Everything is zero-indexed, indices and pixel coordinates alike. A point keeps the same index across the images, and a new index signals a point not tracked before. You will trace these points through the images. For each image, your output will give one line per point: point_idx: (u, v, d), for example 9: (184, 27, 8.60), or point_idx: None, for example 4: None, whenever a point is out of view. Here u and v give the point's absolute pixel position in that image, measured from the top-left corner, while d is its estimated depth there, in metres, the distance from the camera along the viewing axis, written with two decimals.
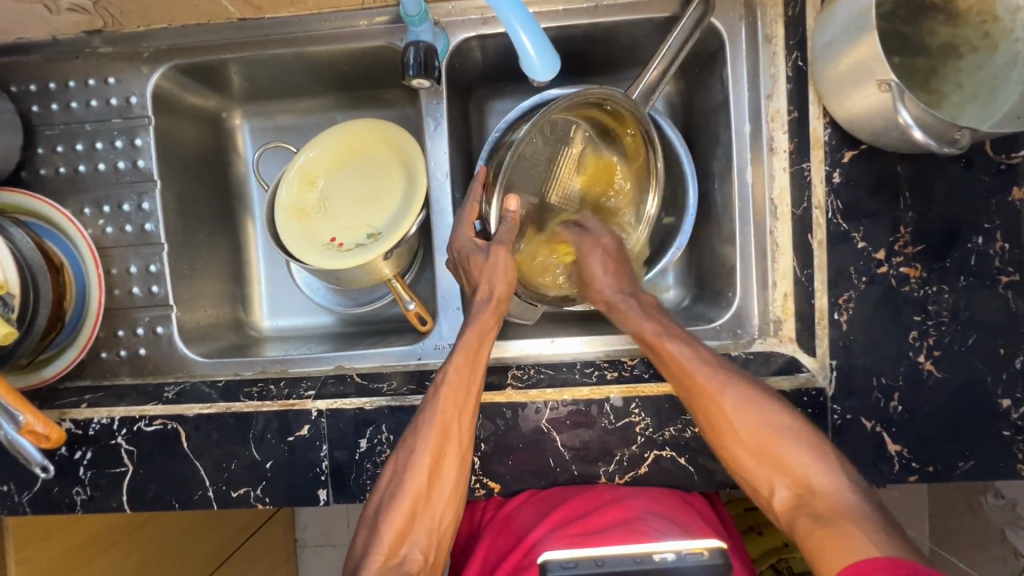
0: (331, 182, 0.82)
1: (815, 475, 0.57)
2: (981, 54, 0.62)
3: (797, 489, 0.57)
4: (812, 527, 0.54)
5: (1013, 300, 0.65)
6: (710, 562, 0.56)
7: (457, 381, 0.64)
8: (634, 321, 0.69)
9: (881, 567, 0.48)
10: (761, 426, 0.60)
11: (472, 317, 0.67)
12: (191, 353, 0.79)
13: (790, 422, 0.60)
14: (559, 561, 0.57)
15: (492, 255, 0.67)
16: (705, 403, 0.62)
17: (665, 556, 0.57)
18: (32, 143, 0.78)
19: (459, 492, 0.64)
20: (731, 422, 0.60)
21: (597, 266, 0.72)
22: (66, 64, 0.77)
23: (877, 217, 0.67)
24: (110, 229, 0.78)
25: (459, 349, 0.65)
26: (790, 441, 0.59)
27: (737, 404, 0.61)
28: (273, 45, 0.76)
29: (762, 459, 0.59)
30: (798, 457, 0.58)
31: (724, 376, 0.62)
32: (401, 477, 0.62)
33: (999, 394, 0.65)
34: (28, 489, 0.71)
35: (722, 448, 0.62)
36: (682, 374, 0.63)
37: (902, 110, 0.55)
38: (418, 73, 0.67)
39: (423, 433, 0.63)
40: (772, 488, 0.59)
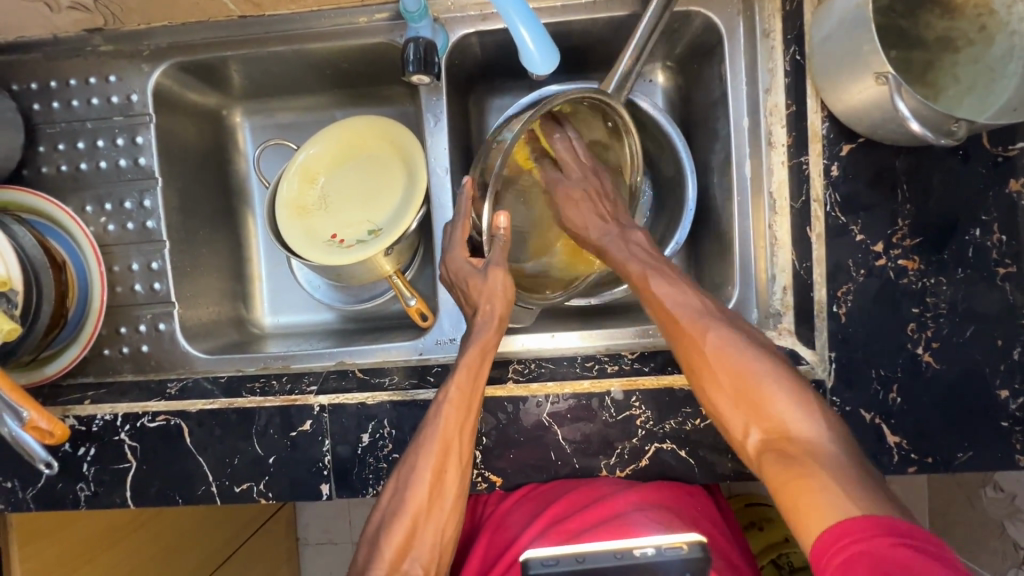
0: (331, 179, 0.83)
1: (792, 421, 0.53)
2: (977, 47, 0.62)
3: (771, 434, 0.53)
4: (783, 474, 0.50)
5: (1011, 292, 0.65)
6: (690, 557, 0.50)
7: (458, 399, 0.64)
8: (620, 260, 0.69)
9: (862, 529, 0.44)
10: (738, 366, 0.57)
11: (472, 335, 0.67)
12: (193, 350, 0.80)
13: (773, 368, 0.56)
14: (540, 558, 0.50)
15: (490, 276, 0.66)
16: (686, 343, 0.61)
17: (644, 551, 0.51)
18: (34, 142, 0.78)
19: (460, 507, 0.63)
20: (710, 361, 0.58)
21: (582, 215, 0.74)
22: (67, 62, 0.77)
23: (875, 210, 0.67)
24: (111, 227, 0.78)
25: (460, 367, 0.65)
26: (770, 384, 0.55)
27: (718, 342, 0.59)
28: (273, 43, 0.77)
29: (737, 402, 0.56)
30: (774, 400, 0.54)
31: (708, 321, 0.60)
32: (401, 494, 0.62)
33: (997, 384, 0.66)
34: (32, 486, 0.71)
35: (701, 390, 0.59)
36: (667, 316, 0.63)
37: (900, 102, 0.55)
38: (418, 69, 0.67)
39: (424, 450, 0.63)
40: (747, 432, 0.55)
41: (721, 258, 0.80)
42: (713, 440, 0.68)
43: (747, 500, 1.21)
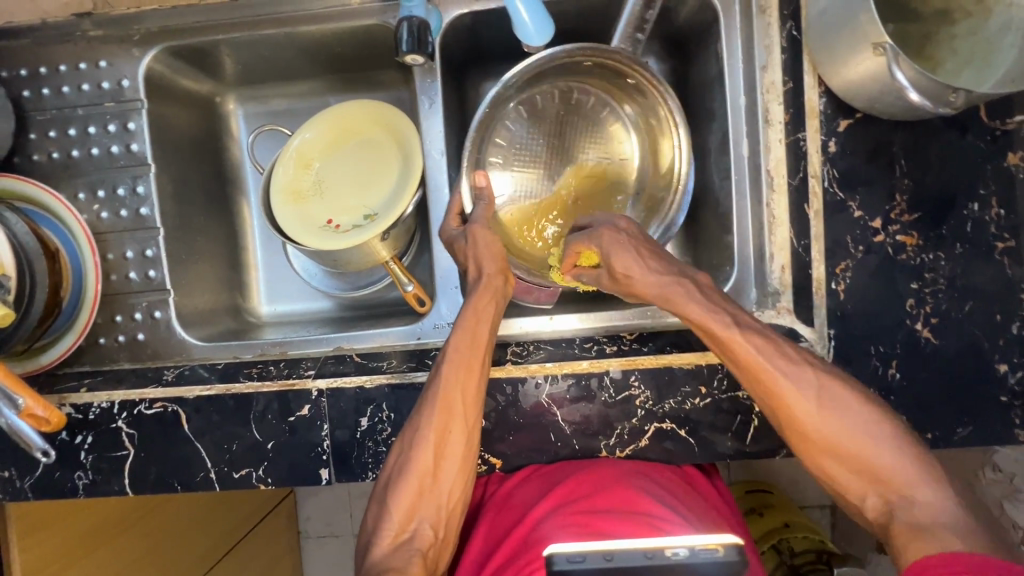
0: (326, 164, 0.82)
1: (907, 484, 0.54)
2: (976, 19, 0.62)
3: (889, 499, 0.55)
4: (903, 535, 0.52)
5: (1009, 266, 0.65)
6: (727, 560, 0.44)
7: (457, 359, 0.64)
8: (692, 313, 0.62)
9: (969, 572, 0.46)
10: (851, 436, 0.56)
11: (468, 296, 0.67)
12: (190, 337, 0.79)
13: (880, 433, 0.56)
14: (566, 554, 0.45)
15: (471, 237, 0.68)
16: (785, 414, 0.59)
17: (677, 551, 0.44)
18: (25, 129, 0.77)
19: (468, 469, 0.64)
20: (824, 435, 0.57)
21: (627, 258, 0.64)
22: (57, 48, 0.76)
23: (873, 185, 0.67)
24: (105, 214, 0.78)
25: (458, 328, 0.65)
26: (881, 448, 0.56)
27: (833, 419, 0.57)
28: (264, 25, 0.76)
29: (852, 470, 0.57)
30: (890, 466, 0.55)
31: (809, 388, 0.58)
32: (405, 457, 0.63)
33: (996, 359, 0.66)
34: (30, 475, 0.71)
35: (811, 461, 0.59)
36: (761, 386, 0.59)
37: (898, 72, 0.55)
38: (412, 49, 0.67)
39: (427, 409, 0.63)
40: (867, 499, 0.56)
41: (719, 240, 0.80)
42: (712, 419, 0.68)
43: (747, 487, 1.22)
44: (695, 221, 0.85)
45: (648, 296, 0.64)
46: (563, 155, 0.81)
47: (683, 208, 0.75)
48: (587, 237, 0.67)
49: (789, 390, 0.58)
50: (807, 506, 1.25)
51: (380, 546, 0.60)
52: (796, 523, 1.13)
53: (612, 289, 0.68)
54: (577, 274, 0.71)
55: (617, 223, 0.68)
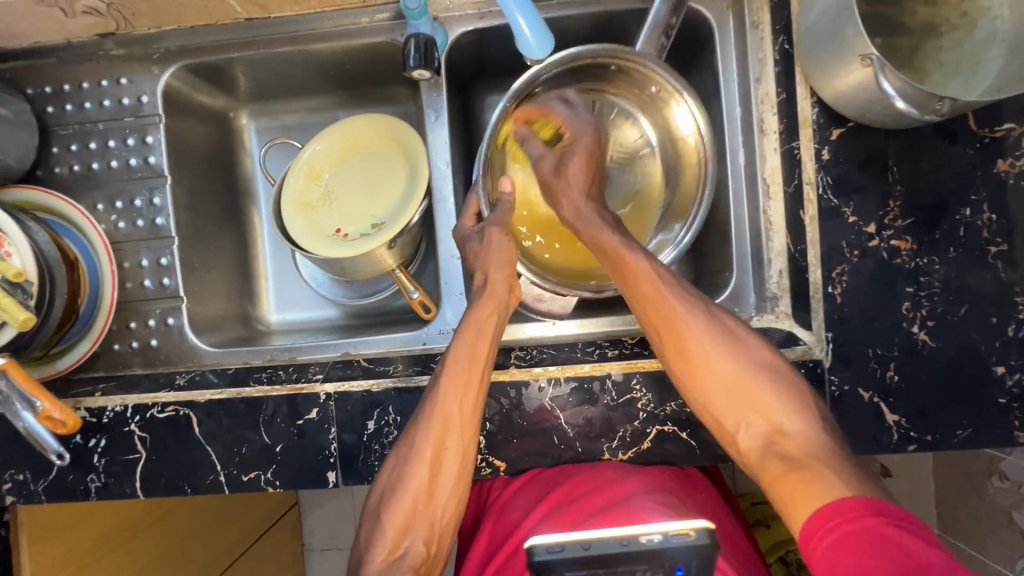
0: (336, 175, 0.85)
1: (780, 414, 0.59)
2: (961, 32, 0.65)
3: (766, 427, 0.59)
4: (790, 483, 0.54)
5: (1003, 269, 0.67)
6: (698, 543, 0.46)
7: (456, 371, 0.65)
8: (599, 236, 0.68)
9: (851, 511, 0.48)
10: (737, 365, 0.61)
11: (471, 304, 0.69)
12: (202, 343, 0.81)
13: (758, 365, 0.61)
14: (545, 545, 0.47)
15: (487, 239, 0.70)
16: (676, 339, 0.63)
17: (651, 537, 0.47)
18: (48, 143, 0.80)
19: (462, 485, 0.65)
20: (709, 360, 0.62)
21: (580, 169, 0.72)
22: (80, 67, 0.80)
23: (866, 192, 0.69)
24: (122, 224, 0.81)
25: (459, 338, 0.67)
26: (759, 379, 0.61)
27: (720, 345, 0.62)
28: (278, 43, 0.79)
29: (733, 398, 0.61)
30: (769, 399, 0.60)
31: (700, 317, 0.63)
32: (402, 473, 0.64)
33: (993, 361, 0.67)
34: (43, 478, 0.73)
35: (697, 390, 0.62)
36: (655, 312, 0.64)
37: (884, 82, 0.57)
38: (419, 64, 0.70)
39: (425, 422, 0.64)
40: (742, 428, 0.60)
41: (718, 247, 0.82)
42: None
43: (753, 498, 1.21)
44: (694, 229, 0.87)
45: (581, 182, 0.72)
46: None
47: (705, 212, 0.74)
48: (568, 108, 0.75)
49: (685, 315, 0.63)
50: None
51: (374, 561, 0.60)
52: None
53: (545, 163, 0.73)
54: (530, 130, 0.76)
55: (591, 123, 0.75)
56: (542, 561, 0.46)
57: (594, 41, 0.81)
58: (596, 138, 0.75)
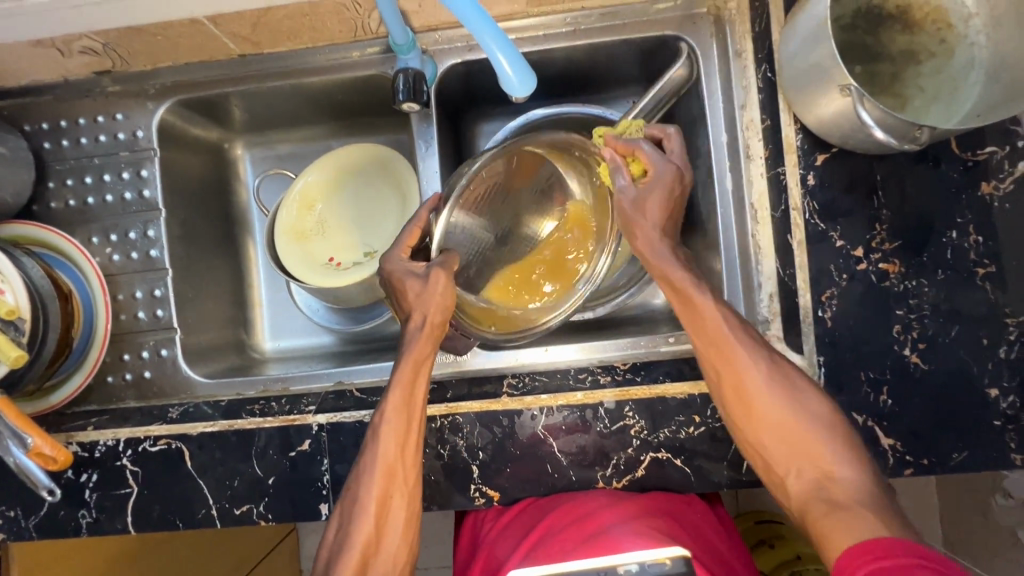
0: (330, 204, 0.85)
1: (834, 463, 0.58)
2: (939, 59, 0.66)
3: (815, 470, 0.58)
4: (824, 522, 0.54)
5: (991, 291, 0.67)
6: (673, 571, 0.52)
7: (394, 420, 0.65)
8: (663, 266, 0.67)
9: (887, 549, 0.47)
10: (790, 410, 0.61)
11: (406, 347, 0.67)
12: (195, 374, 0.81)
13: (813, 410, 0.60)
14: None
15: (431, 279, 0.65)
16: (732, 380, 0.63)
17: (629, 568, 0.53)
18: (44, 178, 0.81)
19: (411, 531, 0.63)
20: (763, 406, 0.61)
21: (654, 211, 0.68)
22: (76, 103, 0.81)
23: (853, 216, 0.69)
24: (117, 257, 0.81)
25: (395, 385, 0.66)
26: (813, 423, 0.60)
27: (778, 392, 0.61)
28: (272, 78, 0.81)
29: (785, 445, 0.60)
30: (819, 443, 0.59)
31: (753, 360, 0.63)
32: (346, 530, 0.62)
33: (986, 383, 0.67)
34: (34, 514, 0.72)
35: (750, 434, 0.62)
36: (710, 355, 0.64)
37: (863, 111, 0.58)
38: (408, 97, 0.71)
39: (369, 474, 0.63)
40: (795, 475, 0.59)
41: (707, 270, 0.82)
42: (707, 448, 0.69)
43: (756, 518, 1.26)
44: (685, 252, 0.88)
45: (656, 221, 0.68)
46: (511, 217, 0.73)
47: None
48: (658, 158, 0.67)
49: (745, 364, 0.62)
50: None
51: None
52: (807, 555, 1.17)
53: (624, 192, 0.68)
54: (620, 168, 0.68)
55: (674, 163, 0.68)
56: None
57: (581, 70, 0.83)
58: (680, 176, 0.68)
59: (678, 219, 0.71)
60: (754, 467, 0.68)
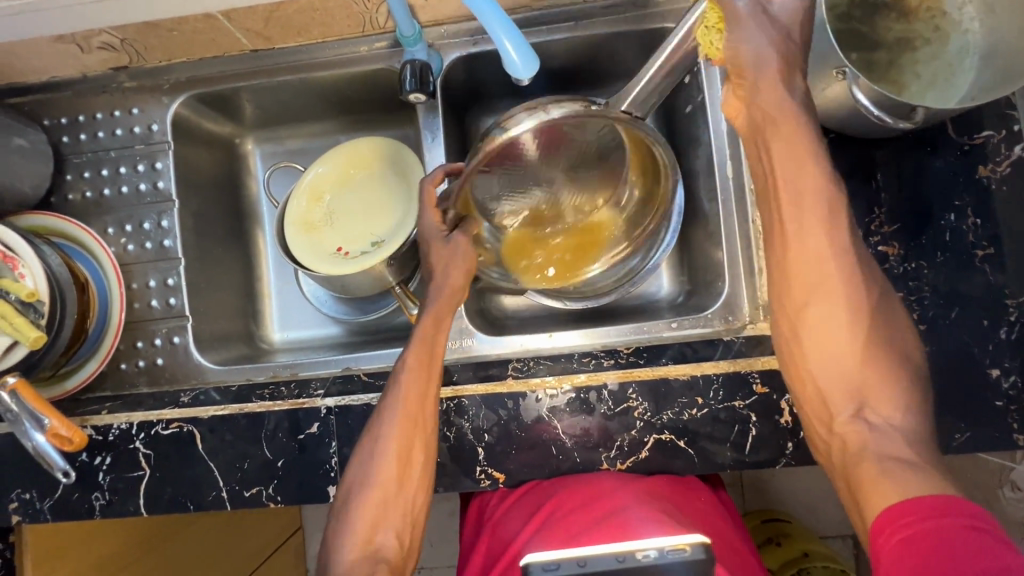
0: (337, 196, 0.88)
1: (892, 410, 0.56)
2: (935, 45, 0.68)
3: (873, 416, 0.56)
4: (870, 469, 0.53)
5: (991, 273, 0.68)
6: (693, 559, 0.52)
7: (416, 367, 0.67)
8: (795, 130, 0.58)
9: (931, 509, 0.47)
10: (872, 341, 0.58)
11: (428, 300, 0.71)
12: (206, 361, 0.83)
13: (897, 353, 0.58)
14: (541, 563, 0.52)
15: (453, 243, 0.72)
16: (817, 291, 0.59)
17: (648, 553, 0.53)
18: (62, 171, 0.84)
19: (429, 477, 0.66)
20: (844, 328, 0.58)
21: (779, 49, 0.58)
22: (94, 98, 0.84)
23: (851, 200, 0.70)
24: (131, 247, 0.83)
25: (416, 335, 0.69)
26: (892, 360, 0.57)
27: (873, 325, 0.58)
28: (282, 72, 0.83)
29: (851, 376, 0.57)
30: (890, 388, 0.56)
31: (852, 274, 0.59)
32: (368, 471, 0.64)
33: (987, 364, 0.67)
34: (49, 496, 0.74)
35: (814, 356, 0.59)
36: (792, 260, 0.60)
37: (858, 92, 0.61)
38: (415, 87, 0.73)
39: (390, 419, 0.65)
40: (849, 413, 0.57)
41: (708, 257, 0.83)
42: (710, 429, 0.69)
43: (764, 515, 1.25)
44: (687, 241, 0.89)
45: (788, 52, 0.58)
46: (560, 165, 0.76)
47: (665, 252, 0.82)
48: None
49: (841, 292, 0.59)
50: (827, 535, 1.26)
51: (346, 554, 0.61)
52: (815, 552, 1.16)
53: (762, 63, 0.58)
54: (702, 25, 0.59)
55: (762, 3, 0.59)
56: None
57: (584, 63, 0.85)
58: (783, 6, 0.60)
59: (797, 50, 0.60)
60: (757, 449, 0.69)
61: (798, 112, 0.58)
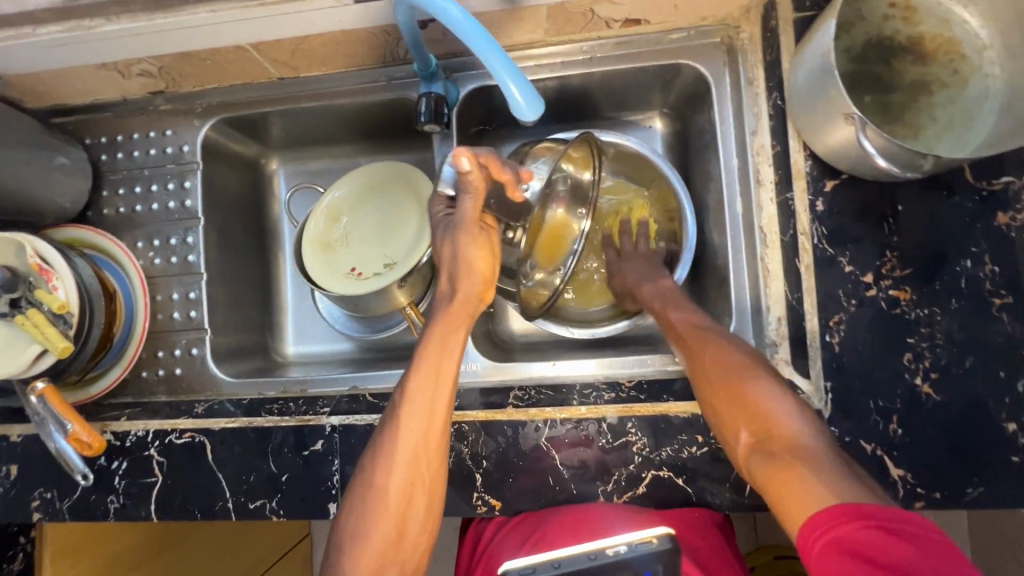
0: (353, 217, 0.91)
1: (790, 441, 0.56)
2: (952, 89, 0.67)
3: (774, 451, 0.56)
4: (783, 477, 0.52)
5: (1009, 322, 0.66)
6: (660, 548, 0.58)
7: (420, 398, 0.65)
8: (654, 304, 0.78)
9: (839, 518, 0.46)
10: (745, 381, 0.62)
11: (436, 314, 0.69)
12: (221, 373, 0.86)
13: (772, 389, 0.61)
14: (517, 569, 0.58)
15: (465, 246, 0.67)
16: (691, 358, 0.68)
17: (618, 549, 0.59)
18: (99, 187, 0.89)
19: (431, 519, 0.65)
20: (717, 373, 0.64)
21: (630, 268, 0.85)
22: (132, 120, 0.89)
23: (862, 243, 0.69)
24: (158, 260, 0.88)
25: (421, 362, 0.66)
26: (769, 400, 0.60)
27: (745, 372, 0.63)
28: (307, 99, 0.87)
29: (734, 417, 0.61)
30: (778, 422, 0.58)
31: (725, 338, 0.68)
32: (366, 518, 0.63)
33: (1003, 417, 0.65)
34: (68, 497, 0.77)
35: (708, 405, 0.65)
36: (678, 340, 0.72)
37: (865, 140, 0.59)
38: (429, 119, 0.76)
39: (388, 457, 0.64)
40: (751, 452, 0.58)
41: (718, 291, 0.83)
42: (710, 469, 0.69)
43: (774, 551, 1.22)
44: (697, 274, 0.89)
45: (630, 280, 0.84)
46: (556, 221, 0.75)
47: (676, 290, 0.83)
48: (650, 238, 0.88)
49: (705, 359, 0.66)
50: None
51: None
52: None
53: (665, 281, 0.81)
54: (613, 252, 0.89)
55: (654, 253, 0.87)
56: None
57: (599, 96, 0.87)
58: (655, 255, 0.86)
59: (655, 264, 0.85)
60: (757, 492, 0.68)
61: (661, 299, 0.78)
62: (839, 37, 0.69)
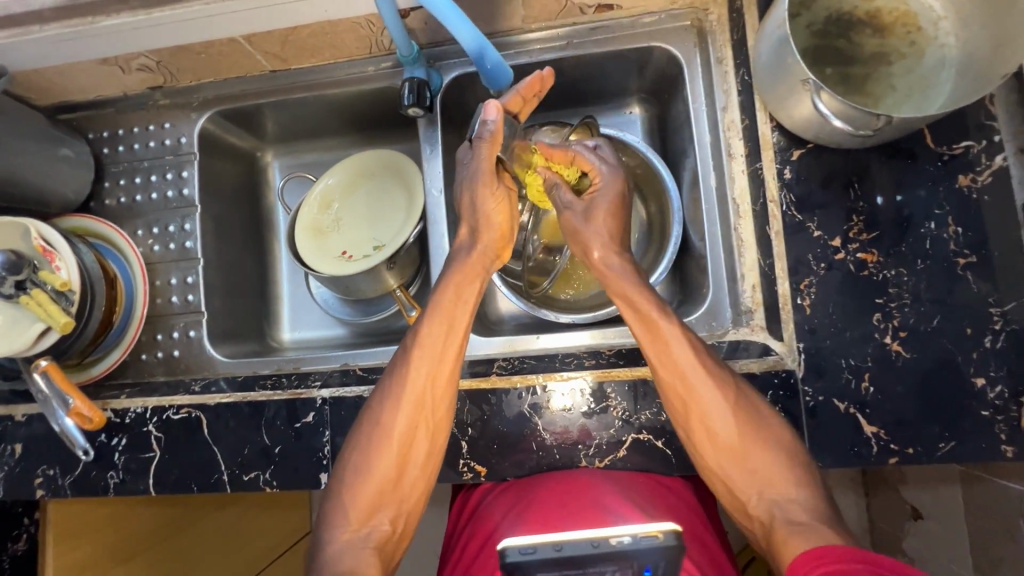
0: (343, 203, 0.94)
1: (782, 485, 0.62)
2: (910, 59, 0.70)
3: (774, 497, 0.62)
4: (782, 533, 0.59)
5: (974, 280, 0.68)
6: (666, 544, 0.48)
7: (429, 345, 0.69)
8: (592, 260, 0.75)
9: (836, 557, 0.51)
10: (743, 426, 0.64)
11: (451, 265, 0.74)
12: (217, 354, 0.89)
13: (771, 433, 0.64)
14: (518, 546, 0.49)
15: (483, 200, 0.74)
16: (681, 393, 0.65)
17: (621, 539, 0.49)
18: (101, 179, 0.93)
19: (430, 466, 0.68)
20: (712, 415, 0.65)
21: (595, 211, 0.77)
22: (132, 115, 0.93)
23: (830, 208, 0.72)
24: (157, 247, 0.91)
25: (434, 312, 0.70)
26: (766, 451, 0.63)
27: (740, 416, 0.64)
28: (297, 90, 0.91)
29: (725, 457, 0.64)
30: (775, 468, 0.63)
31: (715, 370, 0.66)
32: (368, 459, 0.66)
33: (972, 372, 0.67)
34: (70, 473, 0.80)
35: (697, 439, 0.66)
36: (664, 369, 0.66)
37: (820, 103, 0.63)
38: (412, 102, 0.79)
39: (395, 405, 0.67)
40: (747, 490, 0.63)
41: (697, 264, 0.85)
42: None
43: None
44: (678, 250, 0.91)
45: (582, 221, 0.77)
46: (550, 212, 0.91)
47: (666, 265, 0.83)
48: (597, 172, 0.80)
49: (703, 399, 0.65)
50: None
51: (341, 534, 0.63)
52: None
53: (595, 253, 0.76)
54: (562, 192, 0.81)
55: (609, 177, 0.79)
56: (514, 562, 0.48)
57: (577, 81, 0.90)
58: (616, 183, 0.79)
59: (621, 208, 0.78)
60: None
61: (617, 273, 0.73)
62: (799, 13, 0.73)
